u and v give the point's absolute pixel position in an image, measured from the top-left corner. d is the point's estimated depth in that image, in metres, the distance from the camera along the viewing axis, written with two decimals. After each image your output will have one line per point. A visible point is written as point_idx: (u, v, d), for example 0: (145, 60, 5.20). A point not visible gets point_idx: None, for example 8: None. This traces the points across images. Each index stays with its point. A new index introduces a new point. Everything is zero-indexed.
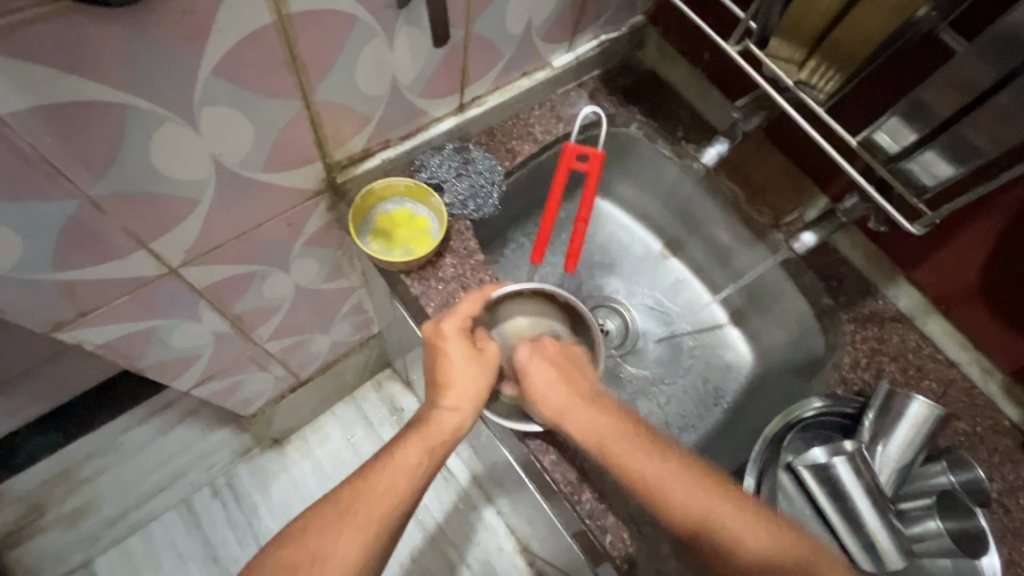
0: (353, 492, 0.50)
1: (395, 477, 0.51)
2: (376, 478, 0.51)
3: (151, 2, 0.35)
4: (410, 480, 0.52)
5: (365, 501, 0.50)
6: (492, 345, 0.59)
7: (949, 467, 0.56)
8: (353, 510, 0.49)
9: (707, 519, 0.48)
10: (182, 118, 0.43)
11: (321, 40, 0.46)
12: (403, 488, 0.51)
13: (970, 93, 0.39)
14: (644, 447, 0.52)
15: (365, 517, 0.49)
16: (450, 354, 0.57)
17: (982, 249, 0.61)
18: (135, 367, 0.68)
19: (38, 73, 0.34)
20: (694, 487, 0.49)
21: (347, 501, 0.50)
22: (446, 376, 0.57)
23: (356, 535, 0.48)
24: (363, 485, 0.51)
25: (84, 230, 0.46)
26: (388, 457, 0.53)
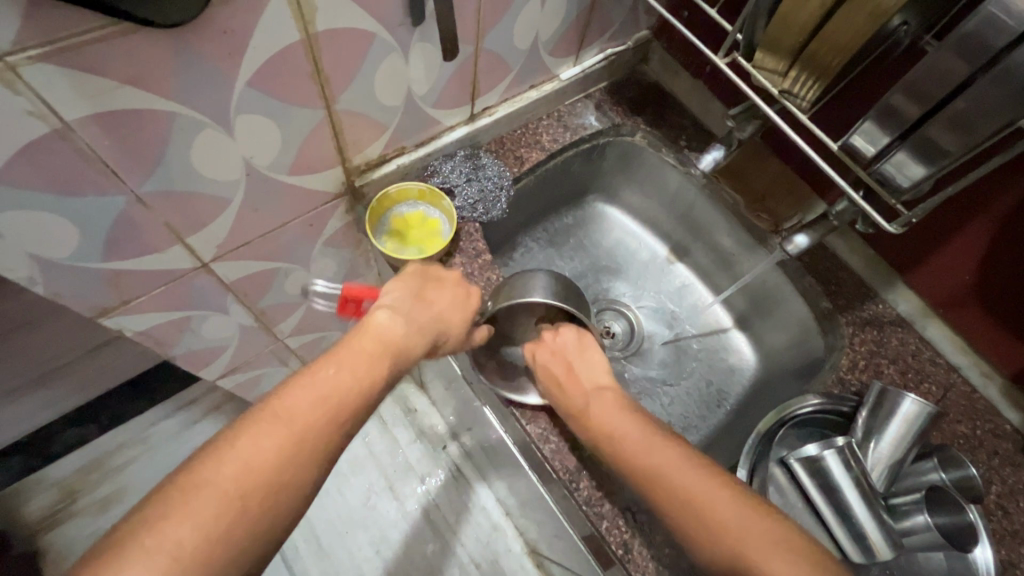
0: (278, 404, 0.44)
1: (333, 392, 0.46)
2: (312, 388, 0.45)
3: (197, 24, 0.40)
4: (355, 395, 0.47)
5: (292, 414, 0.43)
6: (475, 292, 0.61)
7: (941, 465, 0.57)
8: (278, 425, 0.42)
9: (695, 501, 0.46)
10: (218, 125, 0.48)
11: (344, 55, 0.51)
12: (345, 402, 0.46)
13: (932, 99, 0.42)
14: (653, 437, 0.51)
15: (302, 418, 0.43)
16: (448, 291, 0.60)
17: (976, 253, 0.63)
18: (167, 355, 0.74)
19: (99, 84, 0.39)
20: (689, 471, 0.48)
21: (266, 417, 0.42)
22: (437, 307, 0.58)
23: (280, 449, 0.42)
24: (294, 398, 0.44)
25: (130, 224, 0.51)
26: (344, 362, 0.48)
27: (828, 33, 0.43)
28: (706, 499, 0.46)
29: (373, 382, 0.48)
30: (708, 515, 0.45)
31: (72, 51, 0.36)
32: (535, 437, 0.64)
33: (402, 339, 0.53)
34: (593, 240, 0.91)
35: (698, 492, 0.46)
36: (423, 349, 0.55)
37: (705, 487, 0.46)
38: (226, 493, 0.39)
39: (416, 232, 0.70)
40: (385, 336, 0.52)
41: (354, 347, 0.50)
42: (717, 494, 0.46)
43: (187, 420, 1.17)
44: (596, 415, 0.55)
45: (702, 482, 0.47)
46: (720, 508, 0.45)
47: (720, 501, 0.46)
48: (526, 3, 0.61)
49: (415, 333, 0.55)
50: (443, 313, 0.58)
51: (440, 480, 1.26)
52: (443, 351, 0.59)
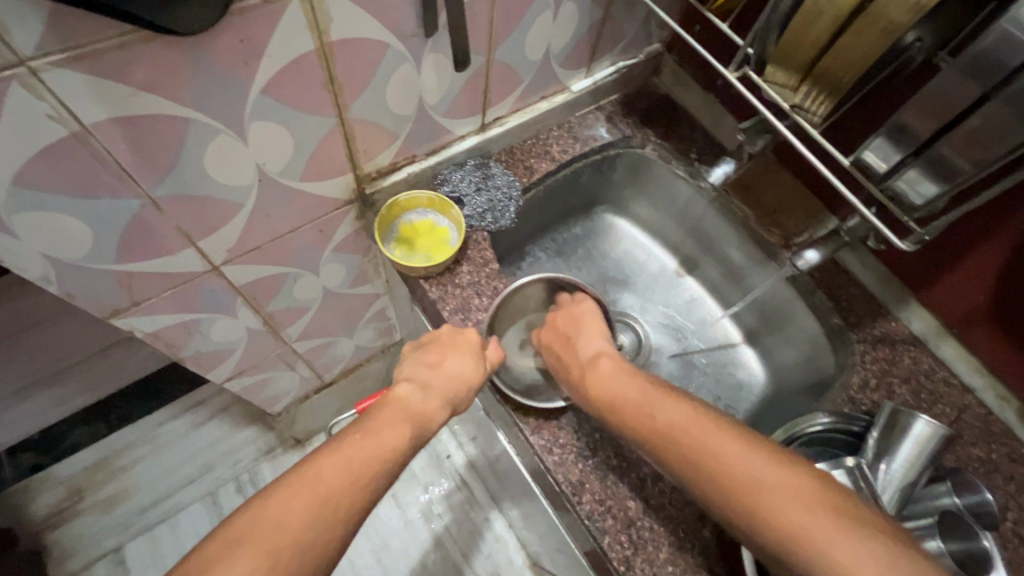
0: (312, 469, 0.44)
1: (363, 460, 0.46)
2: (347, 453, 0.46)
3: (214, 34, 0.41)
4: (385, 457, 0.48)
5: (330, 477, 0.44)
6: (471, 331, 0.63)
7: (954, 489, 0.56)
8: (314, 488, 0.43)
9: (711, 459, 0.46)
10: (231, 132, 0.49)
11: (356, 64, 0.51)
12: (380, 466, 0.47)
13: (948, 115, 0.41)
14: (647, 390, 0.54)
15: (330, 483, 0.44)
16: (452, 346, 0.61)
17: (991, 273, 0.62)
18: (175, 356, 0.74)
19: (118, 90, 0.40)
20: (705, 426, 0.48)
21: (302, 481, 0.43)
22: (444, 366, 0.59)
23: (314, 517, 0.42)
24: (330, 463, 0.45)
25: (143, 226, 0.52)
26: (370, 433, 0.49)
27: (840, 49, 0.43)
28: (726, 450, 0.46)
29: (401, 446, 0.50)
30: (722, 462, 0.46)
31: (92, 57, 0.37)
32: (538, 448, 0.63)
33: (421, 404, 0.55)
34: (602, 250, 0.91)
35: (718, 445, 0.46)
36: (444, 411, 0.57)
37: (729, 442, 0.47)
38: (273, 557, 0.40)
39: (425, 240, 0.70)
40: (407, 405, 0.54)
41: (379, 417, 0.52)
42: (738, 450, 0.46)
43: (196, 420, 1.16)
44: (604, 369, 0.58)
45: (719, 435, 0.47)
46: (707, 443, 0.47)
47: (716, 440, 0.47)
48: (538, 15, 0.61)
49: (434, 401, 0.57)
50: (449, 370, 0.59)
51: (443, 489, 1.26)
52: (463, 408, 0.60)
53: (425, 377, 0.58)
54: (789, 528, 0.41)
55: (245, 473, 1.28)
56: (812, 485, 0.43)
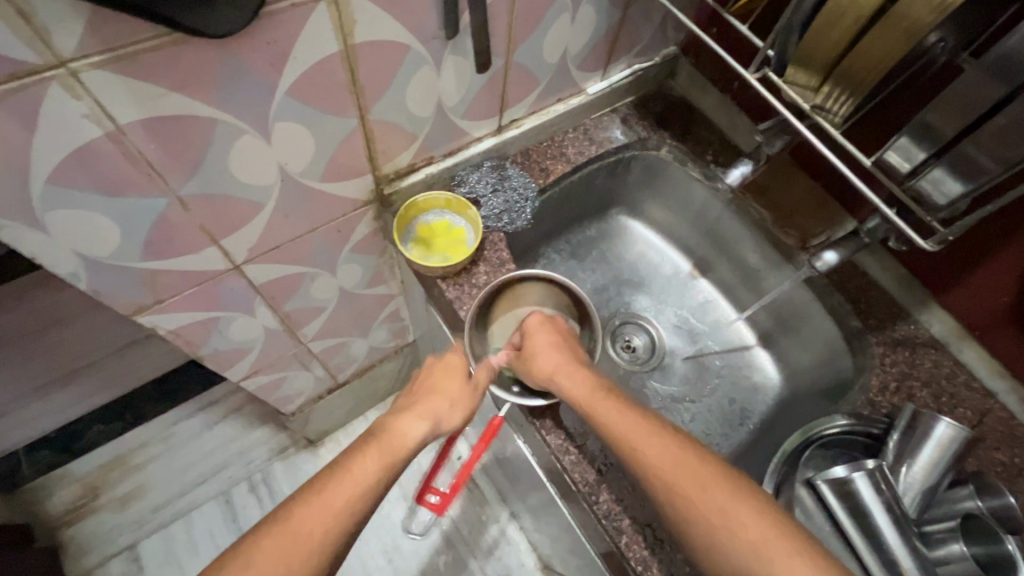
0: (283, 513, 0.49)
1: (332, 497, 0.50)
2: (319, 505, 0.49)
3: (245, 35, 0.41)
4: (360, 497, 0.51)
5: (304, 533, 0.48)
6: (452, 353, 0.64)
7: (977, 492, 0.55)
8: (280, 532, 0.47)
9: (657, 471, 0.50)
10: (256, 131, 0.49)
11: (379, 66, 0.52)
12: (351, 512, 0.50)
13: (973, 114, 0.41)
14: (616, 403, 0.56)
15: (295, 525, 0.48)
16: (435, 366, 0.64)
17: (1014, 275, 0.62)
18: (195, 354, 0.75)
19: (151, 89, 0.41)
20: (660, 442, 0.52)
21: (279, 534, 0.47)
22: (433, 386, 0.62)
23: (281, 558, 0.46)
24: (304, 516, 0.48)
25: (170, 224, 0.53)
26: (343, 466, 0.52)
27: (863, 49, 0.43)
28: (675, 465, 0.50)
29: (373, 474, 0.52)
30: (667, 474, 0.50)
31: (128, 58, 0.38)
32: (554, 448, 0.63)
33: (403, 429, 0.58)
34: (616, 252, 0.91)
35: (669, 459, 0.50)
36: (426, 434, 0.59)
37: (678, 456, 0.51)
38: None
39: (443, 241, 0.71)
40: (389, 431, 0.58)
41: (360, 448, 0.54)
42: (699, 470, 0.49)
43: (209, 420, 1.20)
44: (573, 380, 0.59)
45: (667, 448, 0.51)
46: (672, 462, 0.50)
47: (679, 459, 0.50)
48: (556, 18, 0.62)
49: (415, 424, 0.59)
50: (434, 390, 0.62)
51: (454, 490, 1.26)
52: (455, 424, 0.62)
53: (408, 405, 0.61)
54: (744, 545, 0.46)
55: (258, 472, 1.28)
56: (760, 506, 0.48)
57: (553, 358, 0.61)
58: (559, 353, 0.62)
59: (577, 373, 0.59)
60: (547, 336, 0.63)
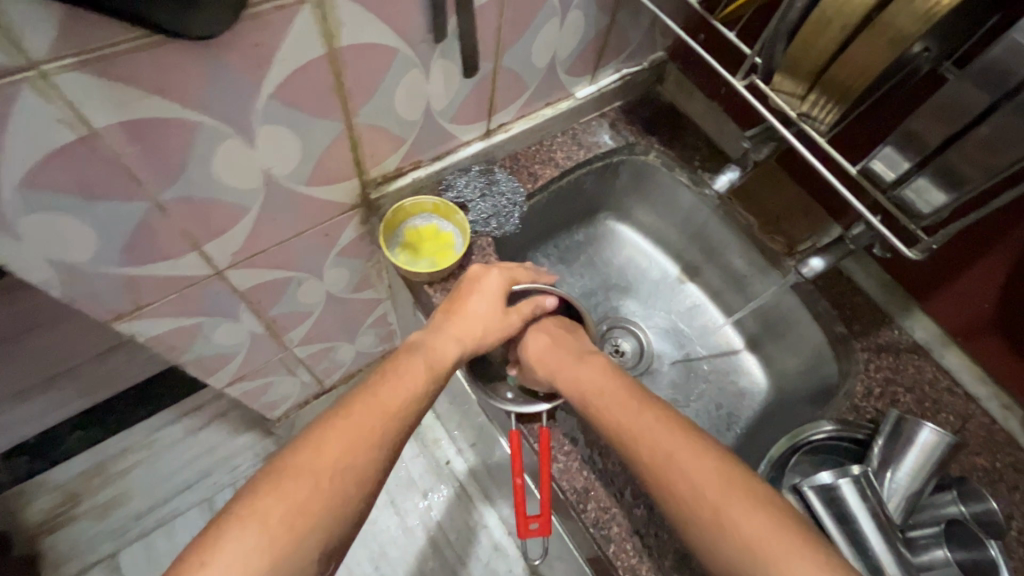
0: (343, 410, 0.50)
1: (390, 398, 0.52)
2: (373, 402, 0.51)
3: (226, 38, 0.41)
4: (410, 401, 0.53)
5: (362, 424, 0.49)
6: (494, 274, 0.64)
7: (960, 498, 0.56)
8: (345, 426, 0.49)
9: (658, 460, 0.49)
10: (239, 136, 0.49)
11: (365, 70, 0.51)
12: (404, 410, 0.52)
13: (958, 124, 0.41)
14: (623, 394, 0.56)
15: (361, 419, 0.50)
16: (475, 285, 0.64)
17: (995, 282, 0.62)
18: (176, 360, 0.74)
19: (128, 93, 0.40)
20: (668, 432, 0.51)
21: (344, 418, 0.49)
22: (468, 307, 0.63)
23: (348, 450, 0.47)
24: (359, 410, 0.50)
25: (149, 229, 0.52)
26: (394, 374, 0.55)
27: (849, 58, 0.43)
28: (678, 455, 0.49)
29: (423, 380, 0.56)
30: (671, 461, 0.49)
31: (104, 60, 0.37)
32: None
33: (440, 345, 0.60)
34: (605, 256, 0.91)
35: (673, 449, 0.49)
36: (462, 351, 0.61)
37: (673, 441, 0.50)
38: (316, 481, 0.45)
39: (432, 245, 0.71)
40: (430, 348, 0.59)
41: (400, 363, 0.57)
42: (695, 457, 0.48)
43: (191, 426, 1.17)
44: (579, 375, 0.60)
45: (666, 434, 0.51)
46: (669, 447, 0.50)
47: (679, 445, 0.50)
48: (545, 22, 0.61)
49: (453, 343, 0.60)
50: (471, 309, 0.63)
51: (442, 496, 1.25)
52: (487, 348, 0.64)
53: (441, 320, 0.62)
54: (735, 536, 0.44)
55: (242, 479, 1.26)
56: (751, 491, 0.46)
57: (549, 357, 0.64)
58: (555, 350, 0.64)
59: (582, 366, 0.61)
60: (538, 340, 0.66)
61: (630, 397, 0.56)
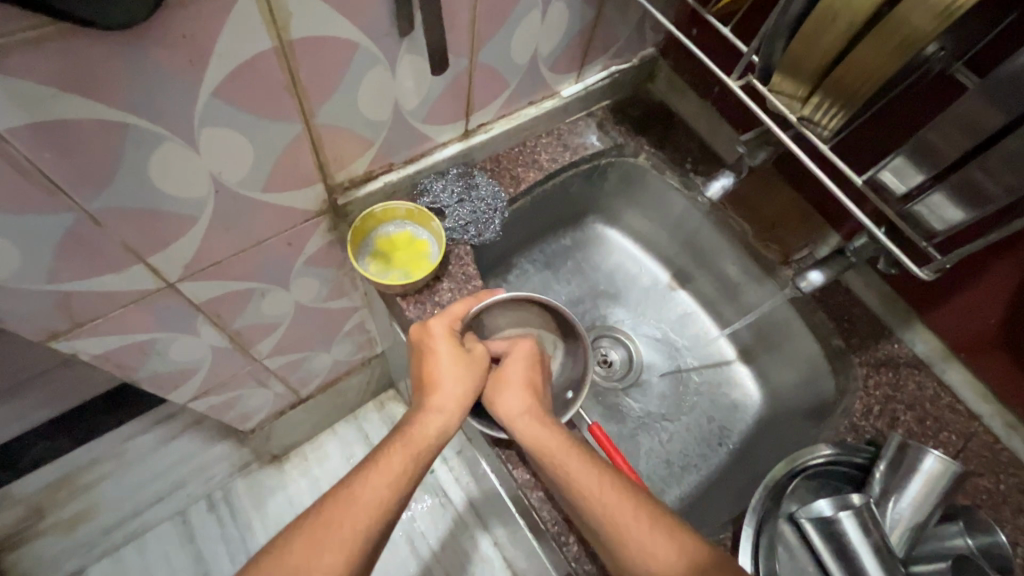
0: (325, 514, 0.48)
1: (375, 496, 0.50)
2: (347, 500, 0.49)
3: (150, 27, 0.35)
4: (395, 488, 0.51)
5: (345, 527, 0.48)
6: (436, 324, 0.58)
7: (966, 529, 0.52)
8: (331, 533, 0.47)
9: (630, 546, 0.47)
10: (179, 139, 0.44)
11: (322, 65, 0.46)
12: (386, 502, 0.50)
13: (977, 136, 0.38)
14: (588, 464, 0.52)
15: (350, 521, 0.48)
16: (423, 347, 0.58)
17: (1004, 296, 0.58)
18: (131, 378, 0.69)
19: (36, 91, 0.35)
20: (642, 522, 0.48)
21: (330, 522, 0.48)
22: (435, 375, 0.57)
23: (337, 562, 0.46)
24: (346, 511, 0.48)
25: (81, 242, 0.47)
26: (374, 466, 0.52)
27: (856, 58, 0.39)
28: (638, 532, 0.47)
29: (407, 467, 0.53)
30: (650, 563, 0.46)
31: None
32: (521, 483, 0.59)
33: (423, 423, 0.55)
34: (593, 261, 0.87)
35: (646, 548, 0.47)
36: (449, 425, 0.56)
37: (655, 535, 0.47)
38: None
39: (404, 254, 0.66)
40: (412, 431, 0.55)
41: (381, 450, 0.54)
42: (673, 553, 0.46)
43: (164, 437, 1.07)
44: (546, 443, 0.53)
45: (645, 523, 0.48)
46: (651, 542, 0.47)
47: (659, 543, 0.47)
48: (526, 14, 0.57)
49: (433, 420, 0.56)
50: (439, 376, 0.57)
51: (426, 506, 1.20)
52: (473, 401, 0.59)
53: (421, 398, 0.57)
54: None
55: (217, 490, 1.21)
56: None
57: (517, 399, 0.57)
58: (529, 394, 0.58)
59: (544, 426, 0.55)
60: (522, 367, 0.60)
61: (593, 469, 0.51)
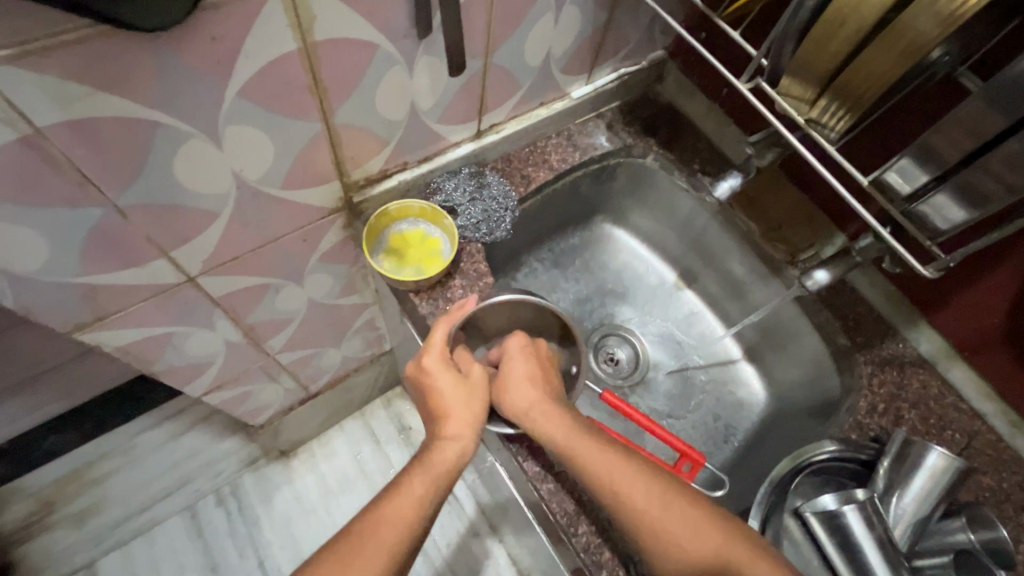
0: (351, 541, 0.50)
1: (396, 526, 0.51)
2: (368, 531, 0.50)
3: (183, 28, 0.37)
4: (418, 513, 0.52)
5: (369, 552, 0.49)
6: (428, 356, 0.59)
7: (970, 525, 0.53)
8: (355, 560, 0.48)
9: (663, 537, 0.49)
10: (205, 136, 0.45)
11: (343, 66, 0.48)
12: (412, 524, 0.51)
13: (981, 138, 0.39)
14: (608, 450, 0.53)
15: (376, 546, 0.49)
16: (425, 377, 0.59)
17: (1007, 296, 0.59)
18: (149, 370, 0.70)
19: (73, 89, 0.36)
20: (672, 511, 0.49)
21: (353, 551, 0.49)
22: (442, 404, 0.58)
23: None
24: (371, 538, 0.50)
25: (108, 236, 0.48)
26: (397, 495, 0.53)
27: (863, 62, 0.40)
28: (671, 523, 0.49)
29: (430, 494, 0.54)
30: (685, 551, 0.48)
31: (42, 52, 0.33)
32: (532, 475, 0.60)
33: (441, 449, 0.56)
34: (601, 261, 0.88)
35: (677, 530, 0.49)
36: (466, 447, 0.57)
37: (688, 523, 0.49)
38: None
39: (417, 251, 0.67)
40: (431, 461, 0.56)
41: (396, 484, 0.54)
42: (710, 537, 0.48)
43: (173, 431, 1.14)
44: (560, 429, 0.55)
45: (677, 512, 0.49)
46: (685, 528, 0.49)
47: (694, 533, 0.48)
48: (539, 17, 0.58)
49: (450, 445, 0.56)
50: (446, 402, 0.58)
51: None
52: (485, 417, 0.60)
53: (433, 426, 0.58)
54: None
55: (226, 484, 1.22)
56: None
57: (523, 384, 0.59)
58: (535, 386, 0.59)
59: (558, 413, 0.56)
60: (522, 364, 0.60)
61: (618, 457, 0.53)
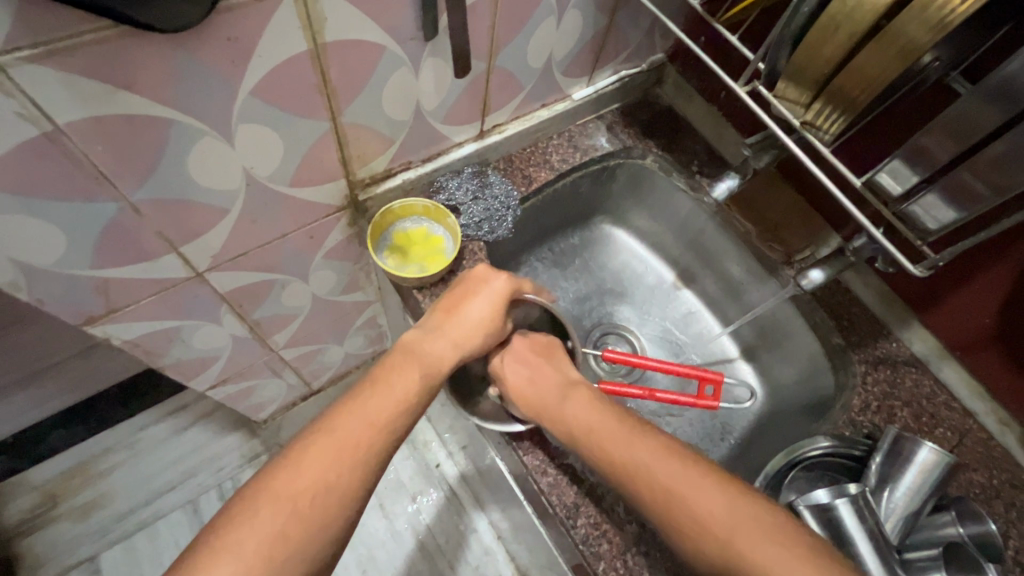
0: (307, 444, 0.46)
1: (357, 432, 0.48)
2: (333, 432, 0.47)
3: (199, 30, 0.38)
4: (386, 419, 0.50)
5: (325, 453, 0.46)
6: (498, 277, 0.61)
7: (958, 518, 0.55)
8: (309, 459, 0.45)
9: (671, 497, 0.47)
10: (217, 134, 0.46)
11: (351, 67, 0.49)
12: (375, 433, 0.48)
13: (970, 138, 0.40)
14: (618, 422, 0.54)
15: (334, 453, 0.46)
16: (473, 286, 0.61)
17: (997, 296, 0.61)
18: (156, 363, 0.71)
19: (93, 87, 0.38)
20: (683, 473, 0.48)
21: (311, 447, 0.46)
22: (467, 309, 0.60)
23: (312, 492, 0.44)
24: (328, 440, 0.47)
25: (120, 231, 0.49)
26: (384, 386, 0.52)
27: (856, 67, 0.41)
28: (679, 482, 0.47)
29: (409, 391, 0.52)
30: (699, 513, 0.46)
31: (65, 52, 0.35)
32: (532, 468, 0.61)
33: (436, 350, 0.57)
34: (600, 260, 0.89)
35: (684, 485, 0.47)
36: (456, 359, 0.58)
37: (695, 479, 0.48)
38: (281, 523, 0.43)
39: (421, 249, 0.68)
40: (429, 353, 0.56)
41: (386, 368, 0.54)
42: (716, 496, 0.46)
43: (177, 425, 1.16)
44: (570, 412, 0.56)
45: (685, 473, 0.48)
46: (695, 486, 0.47)
47: (703, 492, 0.46)
48: (542, 19, 0.59)
49: (450, 349, 0.58)
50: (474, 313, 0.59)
51: (431, 500, 1.22)
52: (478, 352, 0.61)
53: (443, 320, 0.59)
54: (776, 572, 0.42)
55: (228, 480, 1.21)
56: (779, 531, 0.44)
57: (531, 387, 0.60)
58: (541, 377, 0.61)
59: (568, 398, 0.58)
60: (515, 367, 0.62)
61: (626, 427, 0.53)
